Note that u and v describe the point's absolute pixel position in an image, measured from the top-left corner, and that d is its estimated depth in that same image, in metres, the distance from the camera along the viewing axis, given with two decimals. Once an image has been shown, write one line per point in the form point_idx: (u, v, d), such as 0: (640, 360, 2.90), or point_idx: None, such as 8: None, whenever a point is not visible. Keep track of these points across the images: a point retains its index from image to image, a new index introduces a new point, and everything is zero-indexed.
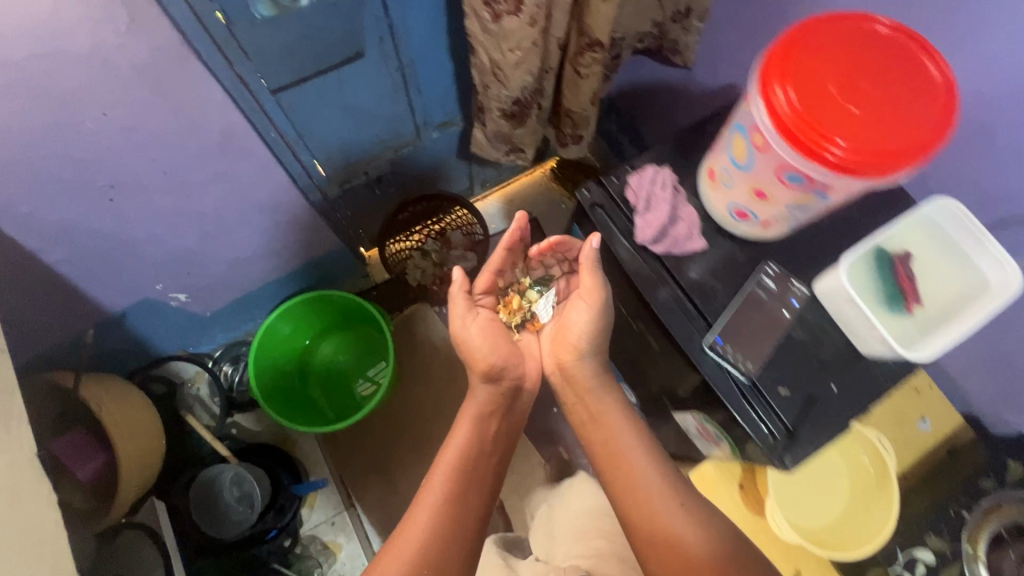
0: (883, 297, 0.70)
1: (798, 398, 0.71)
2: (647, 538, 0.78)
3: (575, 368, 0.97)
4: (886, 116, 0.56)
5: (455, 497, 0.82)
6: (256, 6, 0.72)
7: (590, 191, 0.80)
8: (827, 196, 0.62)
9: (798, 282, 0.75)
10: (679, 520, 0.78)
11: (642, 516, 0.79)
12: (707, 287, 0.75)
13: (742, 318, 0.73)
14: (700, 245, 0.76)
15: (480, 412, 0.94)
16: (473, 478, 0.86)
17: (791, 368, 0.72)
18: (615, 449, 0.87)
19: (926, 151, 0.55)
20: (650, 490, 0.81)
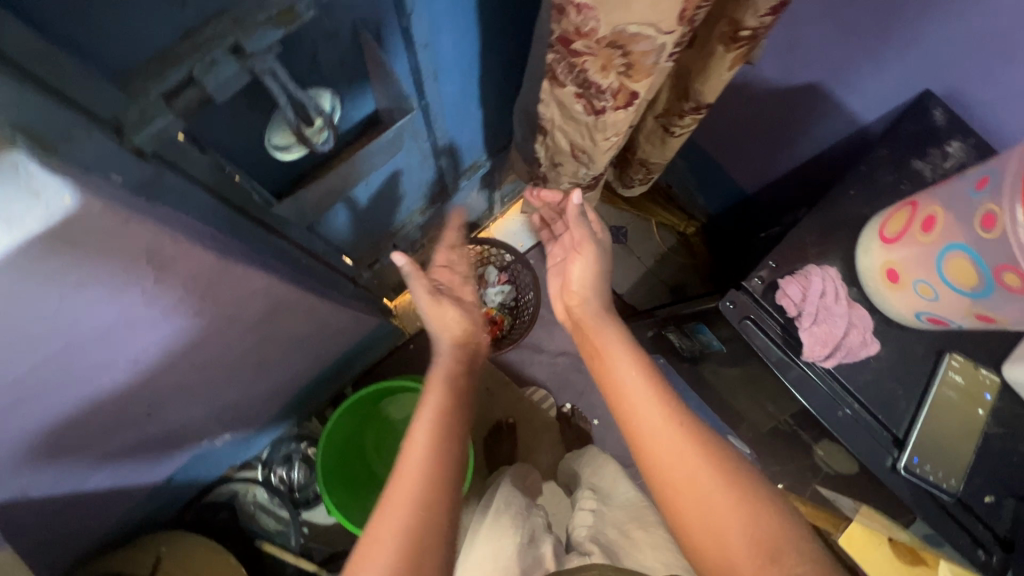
0: None
1: (1007, 502, 0.65)
2: (671, 483, 0.59)
3: (580, 314, 0.82)
4: None
5: (438, 448, 0.63)
6: (275, 142, 0.56)
7: (735, 301, 0.69)
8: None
9: (984, 369, 0.66)
10: (714, 457, 0.59)
11: (659, 458, 0.60)
12: (886, 394, 0.66)
13: (935, 426, 0.64)
14: (874, 349, 0.66)
15: (452, 366, 0.80)
16: (455, 424, 0.68)
17: (991, 471, 0.65)
18: (613, 380, 0.69)
19: None
20: (669, 416, 0.63)
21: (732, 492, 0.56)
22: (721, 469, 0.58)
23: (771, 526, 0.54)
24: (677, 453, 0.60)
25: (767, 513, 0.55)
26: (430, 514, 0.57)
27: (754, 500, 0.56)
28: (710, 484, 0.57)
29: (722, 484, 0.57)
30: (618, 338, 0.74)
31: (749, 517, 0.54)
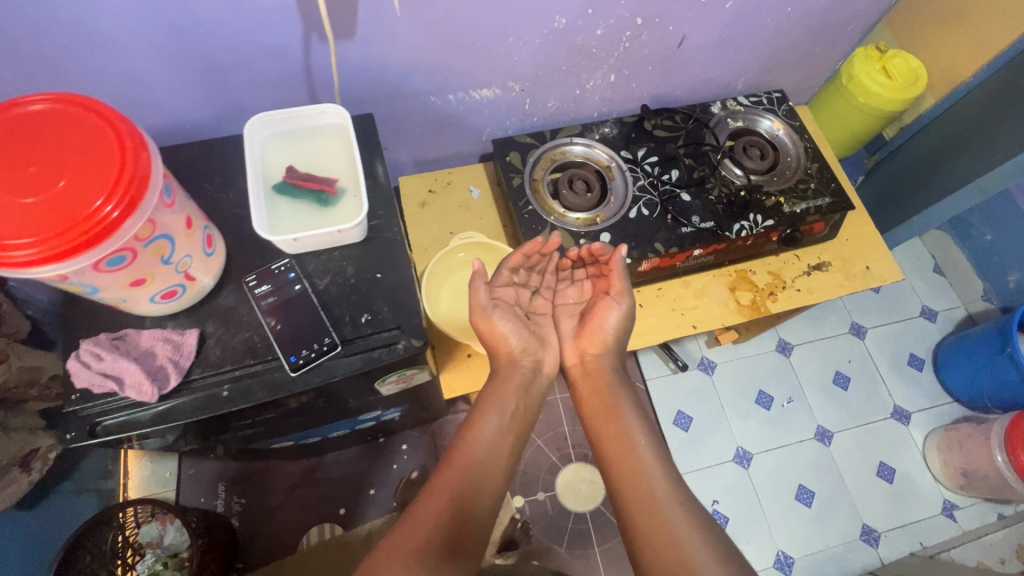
0: (313, 206, 0.79)
1: (376, 304, 0.78)
2: (642, 541, 0.72)
3: (598, 361, 0.95)
4: (72, 155, 0.54)
5: (482, 482, 0.79)
6: None
7: (74, 430, 0.67)
8: (164, 223, 0.61)
9: (276, 261, 0.78)
10: (667, 512, 0.74)
11: (639, 515, 0.74)
12: (245, 344, 0.74)
13: (282, 326, 0.74)
14: (191, 333, 0.72)
15: (503, 392, 0.89)
16: (500, 455, 0.83)
17: (347, 303, 0.77)
18: (617, 437, 0.85)
19: (134, 145, 0.55)
20: (638, 477, 0.79)
21: (674, 556, 0.69)
22: (672, 524, 0.72)
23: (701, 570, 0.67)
24: (641, 501, 0.76)
25: (699, 554, 0.69)
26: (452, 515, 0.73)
27: (685, 543, 0.70)
28: (660, 545, 0.71)
29: (668, 545, 0.70)
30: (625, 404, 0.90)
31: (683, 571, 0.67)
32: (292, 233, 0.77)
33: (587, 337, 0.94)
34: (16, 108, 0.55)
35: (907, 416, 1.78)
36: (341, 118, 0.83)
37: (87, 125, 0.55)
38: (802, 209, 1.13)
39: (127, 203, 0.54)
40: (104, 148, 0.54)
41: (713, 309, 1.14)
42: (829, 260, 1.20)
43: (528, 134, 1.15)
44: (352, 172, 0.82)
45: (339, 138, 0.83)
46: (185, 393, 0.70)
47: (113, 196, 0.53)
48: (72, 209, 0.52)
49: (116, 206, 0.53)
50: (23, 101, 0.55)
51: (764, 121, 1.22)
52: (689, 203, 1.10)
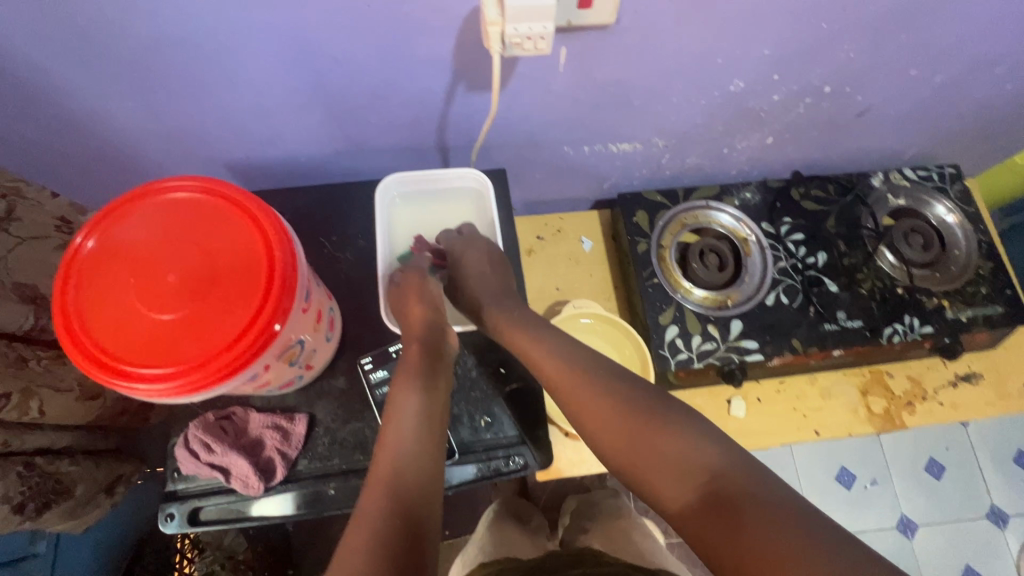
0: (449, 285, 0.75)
1: (497, 406, 0.70)
2: (626, 470, 0.57)
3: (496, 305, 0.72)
4: (217, 258, 0.47)
5: (427, 452, 0.57)
6: None
7: (175, 512, 0.63)
8: (301, 323, 0.54)
9: (394, 343, 0.70)
10: (629, 423, 0.57)
11: (607, 443, 0.59)
12: (354, 437, 0.67)
13: None
14: (301, 418, 0.66)
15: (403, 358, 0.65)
16: (434, 419, 0.61)
17: (466, 402, 0.70)
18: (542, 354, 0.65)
19: (282, 244, 0.47)
20: (587, 397, 0.61)
21: (658, 473, 0.54)
22: (646, 432, 0.56)
23: (701, 470, 0.52)
24: (606, 431, 0.59)
25: (686, 452, 0.53)
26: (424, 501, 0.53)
27: (665, 446, 0.54)
28: (642, 470, 0.56)
29: (653, 465, 0.55)
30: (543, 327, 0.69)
31: (684, 483, 0.52)
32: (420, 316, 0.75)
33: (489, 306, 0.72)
34: (155, 198, 0.48)
35: (1005, 519, 1.61)
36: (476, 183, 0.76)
37: (232, 227, 0.48)
38: (968, 317, 0.97)
39: (276, 315, 0.46)
40: (248, 258, 0.47)
41: (840, 414, 1.01)
42: (982, 372, 1.05)
43: (658, 191, 1.02)
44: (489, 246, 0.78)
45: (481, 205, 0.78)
46: (287, 491, 0.64)
47: (261, 310, 0.46)
48: (219, 327, 0.45)
49: (256, 328, 0.45)
50: (161, 187, 0.48)
51: (932, 203, 1.05)
52: (837, 295, 0.96)
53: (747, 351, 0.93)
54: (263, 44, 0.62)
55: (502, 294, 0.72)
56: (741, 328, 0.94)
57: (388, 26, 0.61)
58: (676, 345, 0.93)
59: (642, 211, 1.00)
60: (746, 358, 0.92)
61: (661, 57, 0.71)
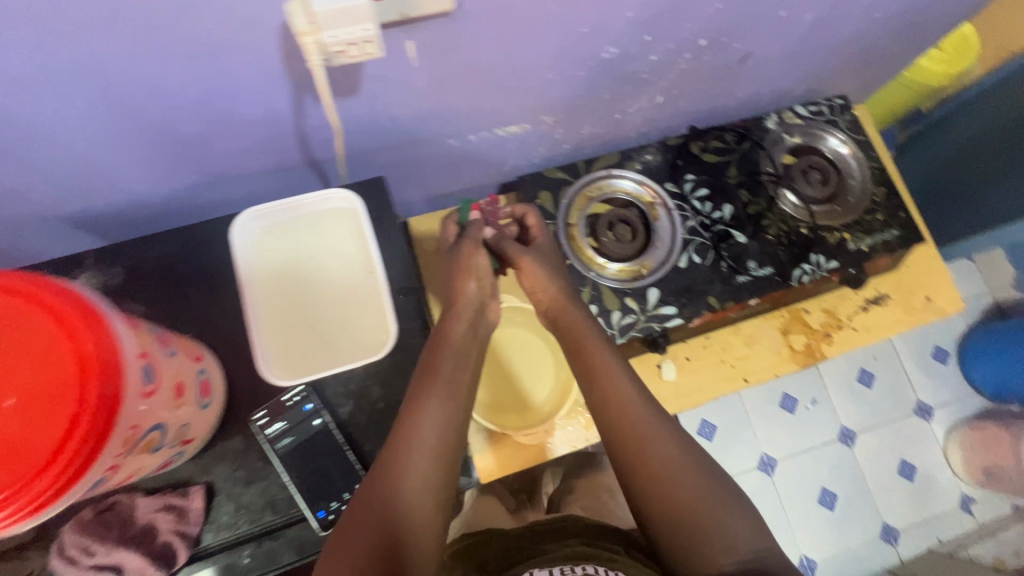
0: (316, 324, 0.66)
1: None
2: (650, 497, 0.64)
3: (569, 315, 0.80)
4: (13, 363, 0.40)
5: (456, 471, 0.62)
6: None
7: None
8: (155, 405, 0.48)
9: (287, 388, 0.65)
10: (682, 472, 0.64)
11: (647, 480, 0.65)
12: (262, 498, 0.62)
13: (303, 474, 0.62)
14: (197, 490, 0.60)
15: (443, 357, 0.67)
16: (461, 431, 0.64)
17: (378, 435, 0.66)
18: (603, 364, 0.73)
19: (88, 330, 0.41)
20: (648, 431, 0.67)
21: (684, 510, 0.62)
22: (693, 488, 0.63)
23: (726, 545, 0.60)
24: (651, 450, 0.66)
25: (725, 522, 0.61)
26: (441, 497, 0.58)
27: (712, 516, 0.62)
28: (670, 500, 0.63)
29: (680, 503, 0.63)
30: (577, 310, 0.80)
31: (708, 545, 0.60)
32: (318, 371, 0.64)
33: (540, 284, 0.81)
34: None
35: (930, 412, 1.74)
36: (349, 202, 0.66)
37: (23, 323, 0.40)
38: (869, 246, 1.00)
39: (101, 413, 0.40)
40: (50, 357, 0.40)
41: (764, 358, 1.04)
42: (889, 292, 1.10)
43: (558, 167, 0.99)
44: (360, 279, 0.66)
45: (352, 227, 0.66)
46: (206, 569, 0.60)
47: (80, 412, 0.39)
48: (32, 445, 0.39)
49: (78, 438, 0.39)
50: None
51: (825, 137, 1.07)
52: (746, 246, 0.97)
53: (667, 317, 0.93)
54: (56, 92, 0.53)
55: (570, 299, 0.81)
56: (658, 295, 0.93)
57: (197, 46, 0.53)
58: None
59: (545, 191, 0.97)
60: (667, 325, 0.92)
61: (523, 35, 0.66)
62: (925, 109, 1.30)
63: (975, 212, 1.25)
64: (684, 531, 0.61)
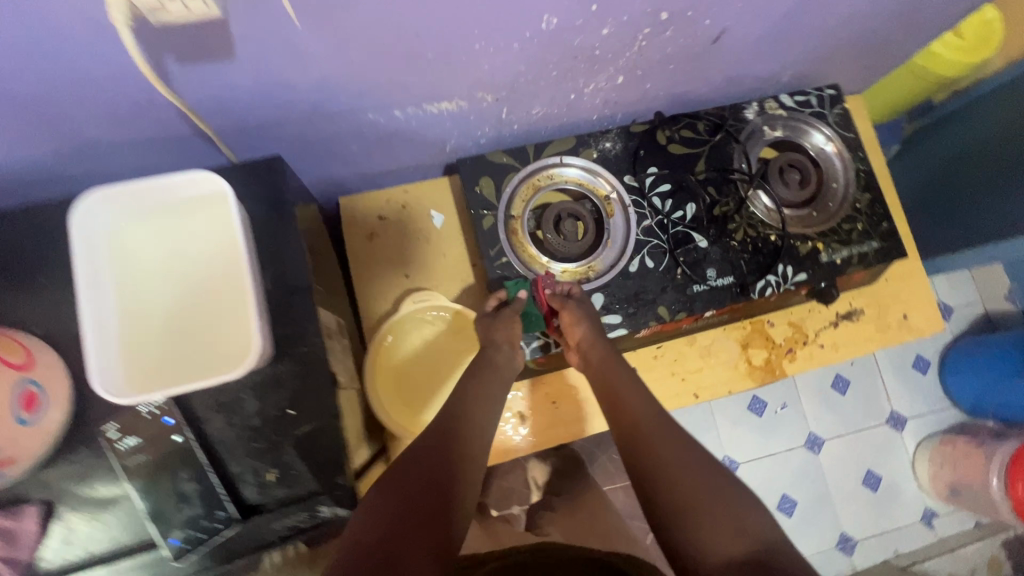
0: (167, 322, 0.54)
1: (287, 456, 0.58)
2: (671, 496, 0.56)
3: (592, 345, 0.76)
4: None
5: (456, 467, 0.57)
6: None
7: None
8: None
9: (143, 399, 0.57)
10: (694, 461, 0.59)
11: (656, 471, 0.58)
12: (110, 522, 0.56)
13: (155, 498, 0.55)
14: (33, 511, 0.54)
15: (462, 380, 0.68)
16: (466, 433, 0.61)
17: (249, 456, 0.58)
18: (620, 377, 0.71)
19: None
20: (658, 427, 0.63)
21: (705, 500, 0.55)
22: (710, 479, 0.56)
23: (750, 535, 0.51)
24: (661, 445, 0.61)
25: (742, 511, 0.54)
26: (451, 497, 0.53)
27: (729, 505, 0.54)
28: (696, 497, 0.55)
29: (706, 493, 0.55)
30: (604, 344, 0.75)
31: (729, 536, 0.51)
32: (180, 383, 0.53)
33: (571, 322, 0.76)
34: None
35: (902, 422, 1.68)
36: (216, 186, 0.55)
37: None
38: (843, 259, 0.90)
39: None
40: None
41: (719, 372, 0.96)
42: (863, 307, 1.01)
43: (504, 150, 0.88)
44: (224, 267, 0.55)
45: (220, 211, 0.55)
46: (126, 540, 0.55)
47: None
48: None
49: None
50: None
51: (809, 131, 0.95)
52: (705, 252, 0.87)
53: (610, 327, 0.84)
54: None
55: (601, 334, 0.76)
56: (603, 302, 0.84)
57: None
58: (532, 332, 0.83)
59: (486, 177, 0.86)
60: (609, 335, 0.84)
61: None
62: (935, 101, 1.15)
63: (968, 222, 1.14)
64: (700, 523, 0.53)
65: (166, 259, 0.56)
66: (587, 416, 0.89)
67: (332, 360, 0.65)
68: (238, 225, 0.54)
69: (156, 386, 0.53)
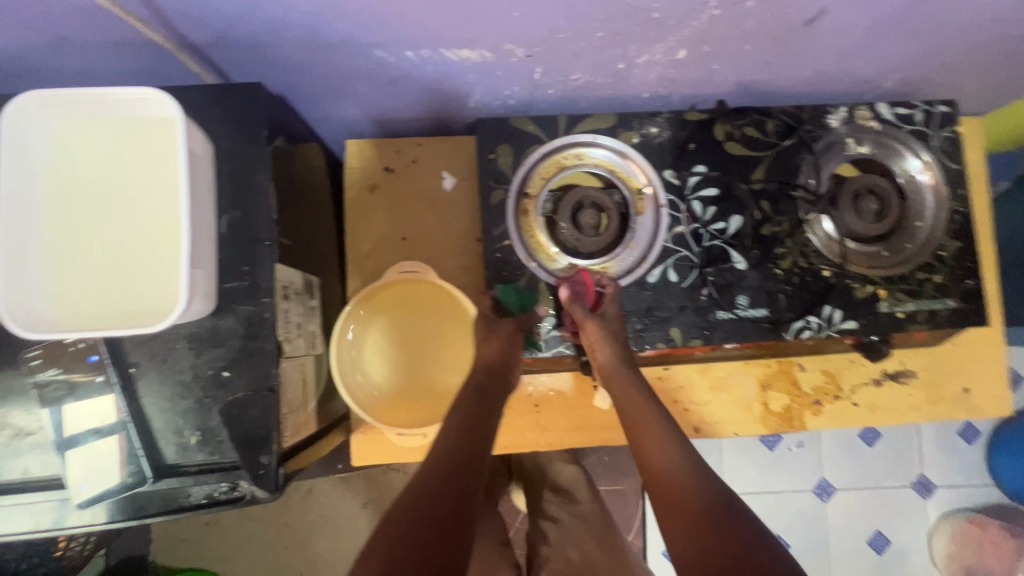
0: (93, 251, 0.49)
1: (214, 421, 0.54)
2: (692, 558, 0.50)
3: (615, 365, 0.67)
4: None
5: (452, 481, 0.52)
6: None
7: None
8: None
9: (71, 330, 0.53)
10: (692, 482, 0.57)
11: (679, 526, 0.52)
12: (30, 448, 0.54)
13: (71, 437, 0.53)
14: None
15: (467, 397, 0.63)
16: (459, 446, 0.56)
17: (175, 412, 0.54)
18: (638, 412, 0.62)
19: None
20: (681, 476, 0.55)
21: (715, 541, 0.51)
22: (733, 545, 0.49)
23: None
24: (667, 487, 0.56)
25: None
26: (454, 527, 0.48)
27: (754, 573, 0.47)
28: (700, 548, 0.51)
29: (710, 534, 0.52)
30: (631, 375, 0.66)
31: None
32: (98, 326, 0.49)
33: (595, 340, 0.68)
34: None
35: (930, 489, 1.52)
36: (168, 110, 0.50)
37: None
38: (906, 313, 0.76)
39: None
40: None
41: (728, 410, 0.85)
42: (916, 370, 0.86)
43: (533, 117, 0.76)
44: (163, 199, 0.50)
45: (169, 138, 0.50)
46: (118, 433, 0.53)
47: None
48: None
49: None
50: None
51: (903, 153, 0.78)
52: (740, 275, 0.75)
53: None
54: None
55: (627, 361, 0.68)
56: None
57: None
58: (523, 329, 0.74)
59: (506, 145, 0.75)
60: None
61: None
62: None
63: None
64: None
65: (102, 180, 0.50)
66: (570, 428, 0.81)
67: (284, 324, 0.58)
68: (181, 157, 0.48)
69: (71, 326, 0.49)
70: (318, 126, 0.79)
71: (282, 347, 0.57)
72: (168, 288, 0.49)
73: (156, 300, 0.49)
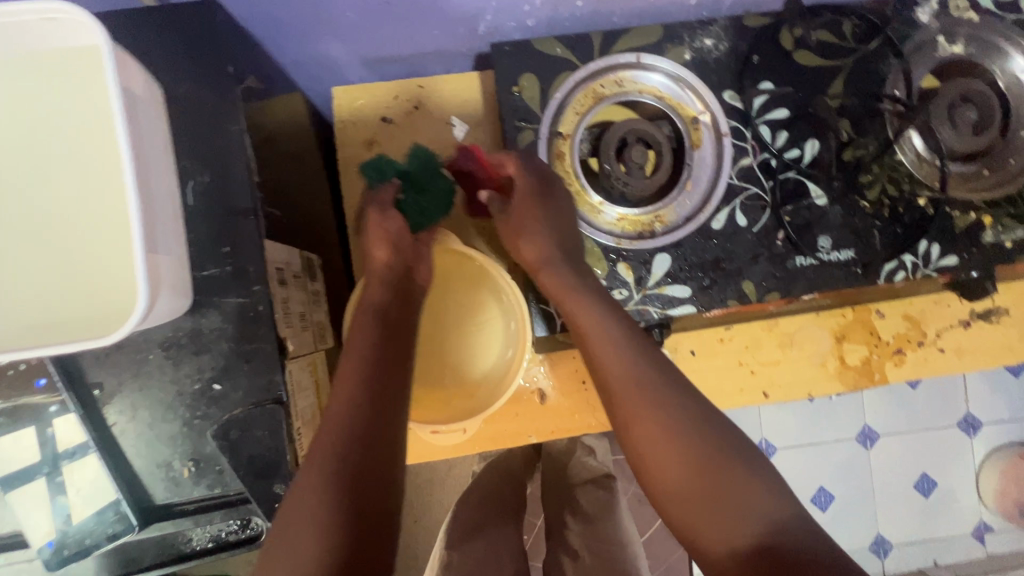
0: (20, 247, 0.37)
1: (208, 447, 0.42)
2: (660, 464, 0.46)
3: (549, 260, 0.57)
4: None
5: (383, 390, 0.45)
6: None
7: None
8: None
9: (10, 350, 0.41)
10: (716, 488, 0.44)
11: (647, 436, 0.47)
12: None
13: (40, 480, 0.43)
14: None
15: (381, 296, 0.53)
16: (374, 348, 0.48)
17: (156, 442, 0.42)
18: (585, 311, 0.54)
19: None
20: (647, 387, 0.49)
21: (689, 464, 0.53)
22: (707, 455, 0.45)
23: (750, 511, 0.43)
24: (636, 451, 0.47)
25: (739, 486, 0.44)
26: (384, 428, 0.44)
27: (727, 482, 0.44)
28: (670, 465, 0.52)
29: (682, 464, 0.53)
30: (568, 269, 0.57)
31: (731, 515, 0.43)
32: (34, 344, 0.36)
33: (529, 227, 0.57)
34: None
35: (975, 428, 1.39)
36: (90, 38, 0.36)
37: None
38: (1014, 242, 0.64)
39: None
40: None
41: (800, 369, 0.74)
42: (1008, 308, 0.76)
43: (560, 38, 0.62)
44: (102, 167, 0.37)
45: (95, 77, 0.36)
46: (41, 478, 0.43)
47: None
48: None
49: None
50: None
51: (1005, 50, 0.65)
52: (821, 213, 0.62)
53: (674, 302, 0.62)
54: None
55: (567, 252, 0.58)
56: (669, 265, 0.62)
57: None
58: None
59: (528, 74, 0.61)
60: (670, 311, 0.62)
61: None
62: None
63: None
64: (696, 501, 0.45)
65: (18, 149, 0.37)
66: None
67: (284, 316, 0.46)
68: (115, 98, 0.34)
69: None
70: (295, 71, 0.65)
71: (285, 347, 0.44)
72: (124, 285, 0.36)
73: (107, 305, 0.36)
